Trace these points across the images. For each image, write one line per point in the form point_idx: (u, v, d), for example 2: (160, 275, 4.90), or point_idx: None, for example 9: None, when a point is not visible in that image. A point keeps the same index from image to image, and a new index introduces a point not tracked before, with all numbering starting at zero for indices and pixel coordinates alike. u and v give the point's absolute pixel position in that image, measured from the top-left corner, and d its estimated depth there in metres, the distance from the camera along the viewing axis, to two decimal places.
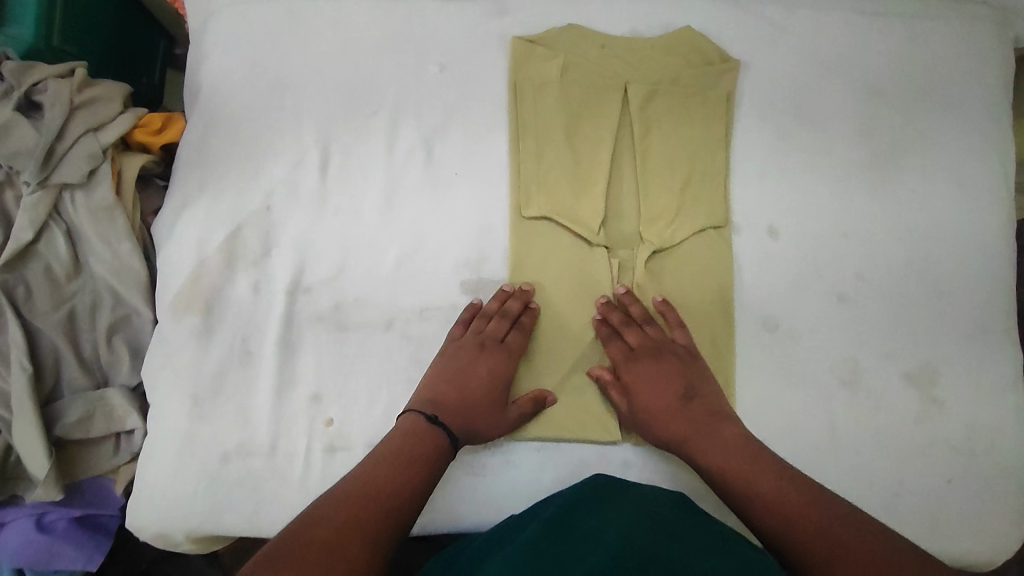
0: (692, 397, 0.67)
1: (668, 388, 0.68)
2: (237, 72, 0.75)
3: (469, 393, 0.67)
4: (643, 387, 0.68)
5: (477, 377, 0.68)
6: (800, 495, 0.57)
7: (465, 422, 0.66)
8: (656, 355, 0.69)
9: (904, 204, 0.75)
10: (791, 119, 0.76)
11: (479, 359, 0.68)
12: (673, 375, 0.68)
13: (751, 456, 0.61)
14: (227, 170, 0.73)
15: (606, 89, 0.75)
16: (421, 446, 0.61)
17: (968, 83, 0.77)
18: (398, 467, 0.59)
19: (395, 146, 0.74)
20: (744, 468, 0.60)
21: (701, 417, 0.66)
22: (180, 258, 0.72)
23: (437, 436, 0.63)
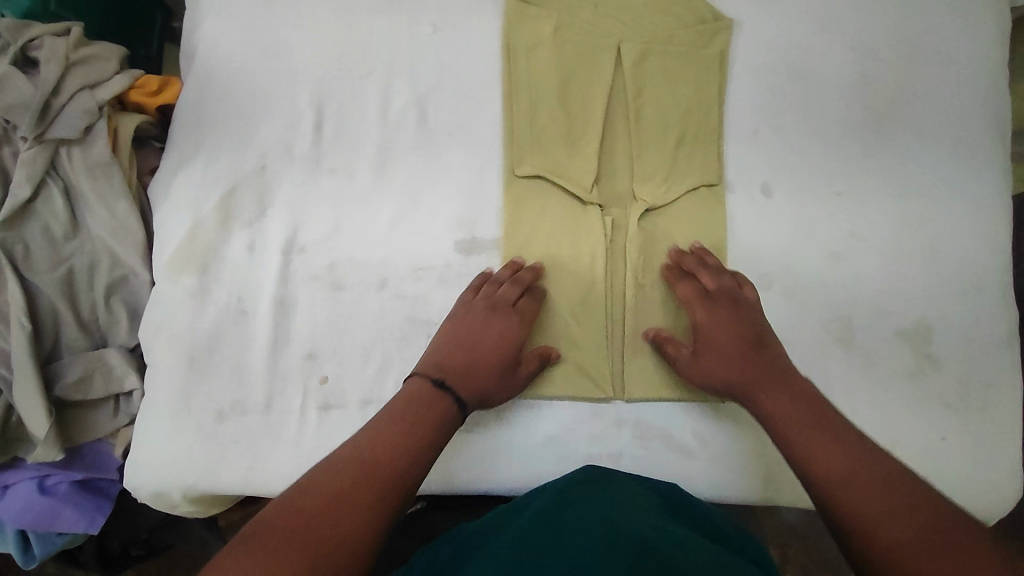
0: (761, 346, 0.65)
1: (737, 334, 0.66)
2: (234, 34, 0.75)
3: (481, 352, 0.66)
4: (717, 323, 0.66)
5: (489, 338, 0.66)
6: (846, 449, 0.54)
7: (475, 381, 0.64)
8: (735, 303, 0.67)
9: (895, 162, 0.76)
10: (782, 79, 0.77)
11: (489, 322, 0.67)
12: (750, 322, 0.66)
13: (810, 411, 0.59)
14: (224, 131, 0.74)
15: (599, 48, 0.76)
16: (425, 405, 0.59)
17: (962, 42, 0.78)
18: (403, 427, 0.57)
19: (389, 107, 0.75)
20: (802, 421, 0.58)
21: (768, 366, 0.63)
22: (175, 218, 0.72)
23: (444, 399, 0.61)
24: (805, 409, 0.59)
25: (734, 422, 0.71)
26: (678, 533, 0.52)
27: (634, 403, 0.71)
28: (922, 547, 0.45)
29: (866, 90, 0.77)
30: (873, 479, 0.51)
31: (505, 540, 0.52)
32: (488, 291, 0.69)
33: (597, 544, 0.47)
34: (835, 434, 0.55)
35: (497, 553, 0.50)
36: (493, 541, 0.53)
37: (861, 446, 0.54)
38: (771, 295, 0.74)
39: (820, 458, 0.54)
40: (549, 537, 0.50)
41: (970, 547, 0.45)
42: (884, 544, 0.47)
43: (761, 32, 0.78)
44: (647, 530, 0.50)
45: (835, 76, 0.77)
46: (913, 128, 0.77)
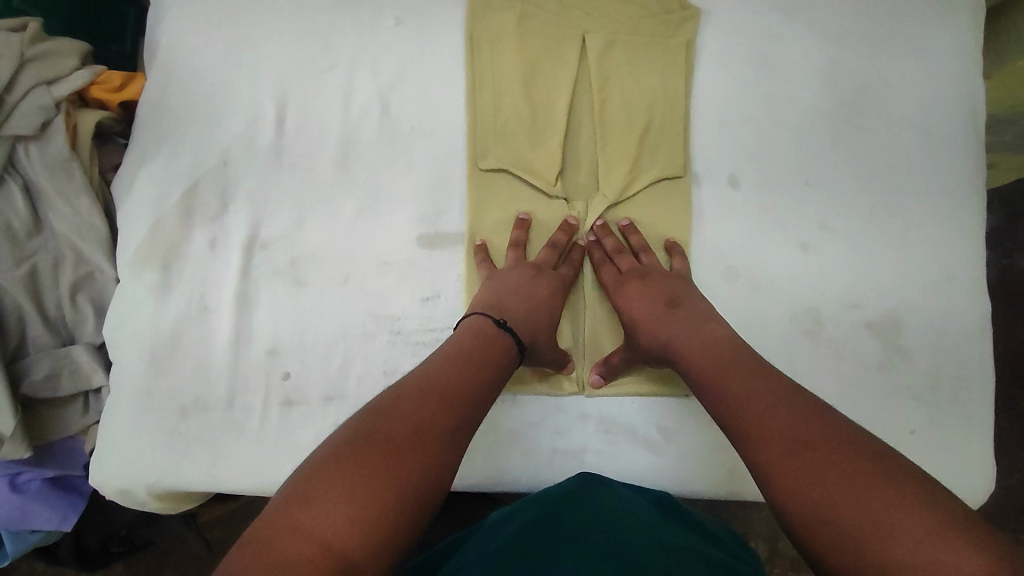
0: (678, 305, 0.66)
1: (656, 300, 0.67)
2: (195, 30, 0.76)
3: (533, 306, 0.67)
4: (633, 300, 0.68)
5: (541, 293, 0.68)
6: (756, 391, 0.55)
7: (530, 328, 0.65)
8: (644, 277, 0.69)
9: (865, 153, 0.75)
10: (749, 69, 0.76)
11: (537, 279, 0.69)
12: (661, 288, 0.68)
13: (724, 354, 0.60)
14: (186, 126, 0.74)
15: (564, 39, 0.76)
16: (485, 346, 0.61)
17: (932, 29, 0.77)
18: (457, 363, 0.58)
19: (351, 100, 0.75)
20: (716, 368, 0.59)
21: (683, 318, 0.65)
22: (138, 214, 0.72)
23: (505, 340, 0.62)
24: (720, 354, 0.60)
25: (698, 416, 0.70)
26: (656, 529, 0.53)
27: (597, 398, 0.71)
28: (820, 480, 0.46)
29: (834, 78, 0.76)
30: (781, 416, 0.52)
31: (495, 551, 0.51)
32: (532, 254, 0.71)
33: (592, 547, 0.48)
34: (744, 377, 0.57)
35: (489, 561, 0.49)
36: (476, 552, 0.53)
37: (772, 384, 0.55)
38: (739, 287, 0.73)
39: (734, 406, 0.55)
40: (539, 546, 0.50)
41: (864, 474, 0.46)
42: (788, 483, 0.48)
43: (727, 21, 0.77)
44: (636, 532, 0.51)
45: (803, 65, 0.76)
46: (882, 117, 0.76)
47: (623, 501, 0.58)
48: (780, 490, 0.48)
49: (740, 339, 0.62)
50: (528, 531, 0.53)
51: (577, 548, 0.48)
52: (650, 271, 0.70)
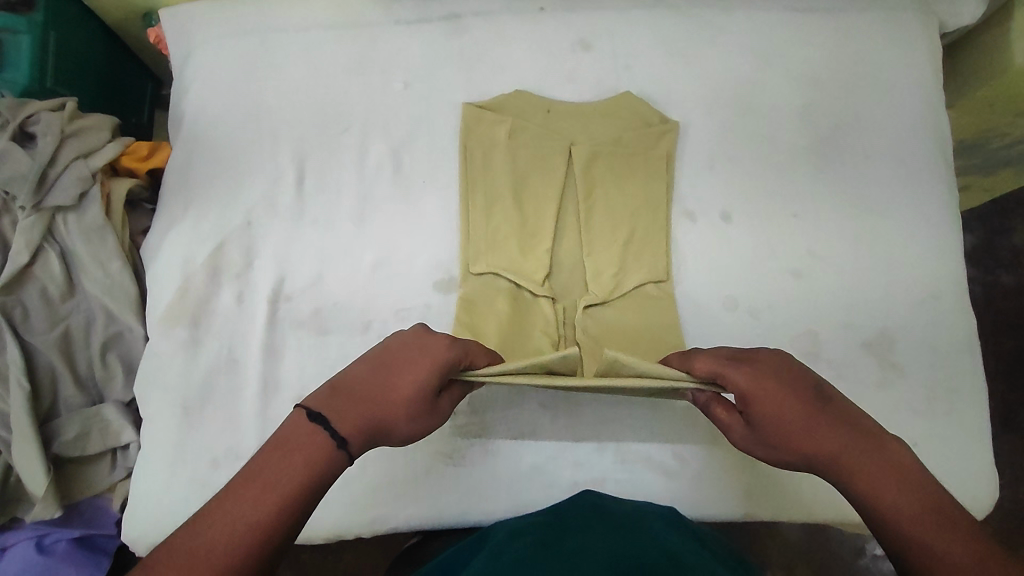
0: (823, 405, 0.53)
1: (796, 395, 0.54)
2: (218, 101, 0.82)
3: (392, 380, 0.54)
4: (767, 393, 0.54)
5: (407, 364, 0.54)
6: (956, 541, 0.45)
7: (371, 409, 0.52)
8: (766, 365, 0.56)
9: (845, 182, 0.82)
10: (731, 113, 0.83)
11: (410, 350, 0.55)
12: (793, 379, 0.55)
13: (905, 484, 0.49)
14: (212, 190, 0.79)
15: (551, 153, 0.81)
16: (305, 445, 0.49)
17: (896, 70, 0.85)
18: (265, 509, 0.45)
19: (365, 159, 0.80)
20: (919, 522, 0.47)
21: (839, 428, 0.52)
22: (169, 276, 0.77)
23: (322, 435, 0.49)
24: (906, 493, 0.48)
25: (707, 438, 0.73)
26: (661, 545, 0.54)
27: (614, 428, 0.74)
28: None
29: (811, 117, 0.83)
30: None
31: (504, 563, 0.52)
32: (430, 331, 0.58)
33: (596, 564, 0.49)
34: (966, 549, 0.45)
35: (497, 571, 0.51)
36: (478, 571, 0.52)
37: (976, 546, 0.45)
38: (737, 315, 0.77)
39: (937, 561, 0.45)
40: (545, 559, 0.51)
41: None
42: None
43: (708, 69, 0.84)
44: (648, 554, 0.51)
45: (781, 107, 0.83)
46: (859, 149, 0.83)
47: (630, 520, 0.59)
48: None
49: (920, 467, 0.50)
50: (538, 548, 0.54)
51: (585, 565, 0.49)
52: (763, 356, 0.57)
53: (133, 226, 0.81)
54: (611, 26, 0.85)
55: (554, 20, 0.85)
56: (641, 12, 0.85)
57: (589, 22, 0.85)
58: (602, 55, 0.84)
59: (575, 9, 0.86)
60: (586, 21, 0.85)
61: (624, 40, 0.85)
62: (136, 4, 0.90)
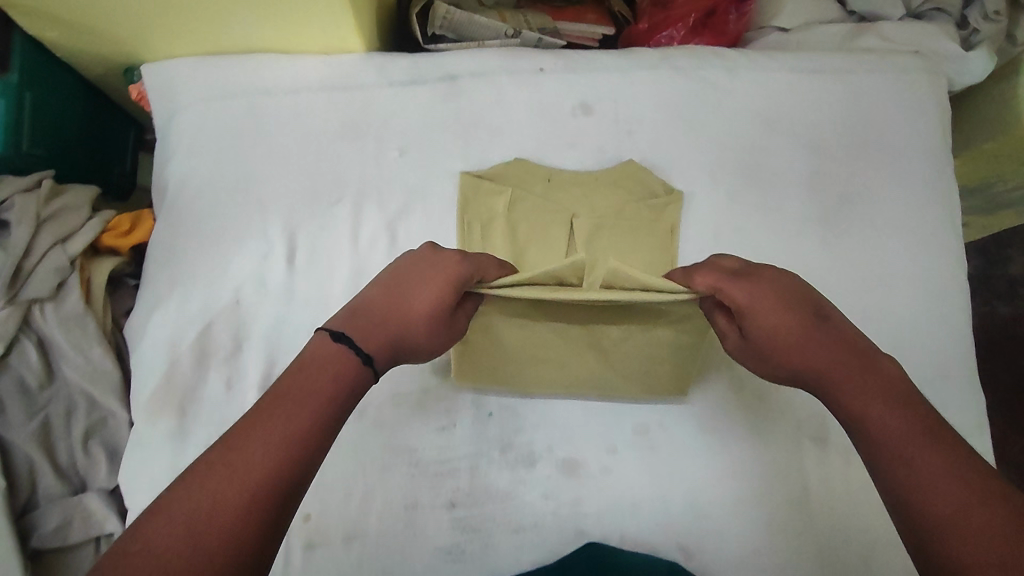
0: (822, 321, 0.52)
1: (794, 313, 0.52)
2: (204, 169, 0.78)
3: (408, 302, 0.54)
4: (762, 310, 0.53)
5: (423, 287, 0.55)
6: (948, 484, 0.42)
7: (390, 325, 0.53)
8: (768, 283, 0.54)
9: (853, 252, 0.79)
10: (738, 180, 0.81)
11: (425, 276, 0.55)
12: (794, 296, 0.54)
13: (903, 411, 0.46)
14: (197, 267, 0.75)
15: (552, 225, 0.78)
16: (330, 363, 0.48)
17: (904, 135, 0.83)
18: (296, 426, 0.43)
19: (359, 231, 0.77)
20: (901, 437, 0.45)
21: (834, 344, 0.50)
22: (154, 360, 0.73)
23: (346, 355, 0.49)
24: (903, 423, 0.45)
25: (717, 528, 0.71)
26: None
27: (619, 519, 0.71)
28: None
29: (819, 186, 0.81)
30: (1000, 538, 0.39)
31: None
32: (440, 249, 0.58)
33: None
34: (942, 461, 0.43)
35: None
36: None
37: (974, 493, 0.41)
38: (743, 395, 0.76)
39: (909, 466, 0.43)
40: None
41: None
42: None
43: (713, 134, 0.82)
44: None
45: (787, 175, 0.81)
46: (867, 219, 0.81)
47: None
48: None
49: (913, 387, 0.48)
50: None
51: None
52: (766, 275, 0.55)
53: (116, 305, 0.77)
54: (613, 89, 0.82)
55: (554, 81, 0.82)
56: (644, 74, 0.82)
57: (591, 85, 0.82)
58: (605, 121, 0.81)
59: (578, 69, 0.82)
60: (587, 84, 0.82)
61: (627, 104, 0.82)
62: (117, 59, 0.85)
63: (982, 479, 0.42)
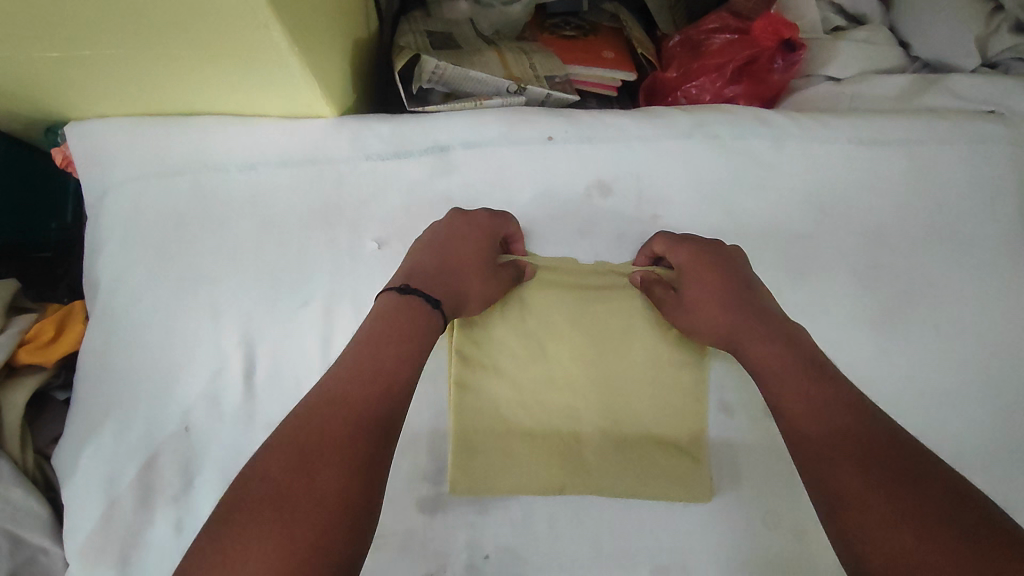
0: (748, 290, 0.60)
1: (722, 279, 0.60)
2: (146, 264, 0.66)
3: (451, 259, 0.59)
4: (693, 272, 0.61)
5: (465, 242, 0.61)
6: (834, 439, 0.47)
7: (442, 283, 0.57)
8: (709, 261, 0.61)
9: (917, 362, 0.67)
10: (783, 276, 0.68)
11: (463, 236, 0.61)
12: (729, 271, 0.61)
13: (812, 380, 0.51)
14: (139, 385, 0.63)
15: (564, 314, 0.66)
16: (393, 315, 0.52)
17: (975, 220, 0.71)
18: (387, 360, 0.49)
19: (331, 339, 0.65)
20: (799, 381, 0.52)
21: (750, 307, 0.58)
22: (87, 501, 0.61)
23: (411, 304, 0.53)
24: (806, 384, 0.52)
25: None
26: None
27: None
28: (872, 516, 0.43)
29: (876, 282, 0.69)
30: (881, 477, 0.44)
31: None
32: (466, 211, 0.63)
33: None
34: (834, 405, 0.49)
35: None
36: None
37: (857, 438, 0.47)
38: (781, 535, 0.63)
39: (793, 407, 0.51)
40: None
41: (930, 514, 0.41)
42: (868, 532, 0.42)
43: (752, 217, 0.69)
44: None
45: (840, 269, 0.69)
46: (933, 322, 0.69)
47: None
48: (857, 546, 0.42)
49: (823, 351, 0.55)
50: None
51: None
52: (704, 250, 0.62)
53: (41, 435, 0.66)
54: (634, 164, 0.69)
55: (565, 154, 0.69)
56: (673, 145, 0.69)
57: (608, 159, 0.69)
58: (625, 203, 0.69)
59: (593, 139, 0.69)
60: (603, 158, 0.69)
61: (651, 182, 0.69)
62: (36, 119, 0.70)
63: (871, 429, 0.47)
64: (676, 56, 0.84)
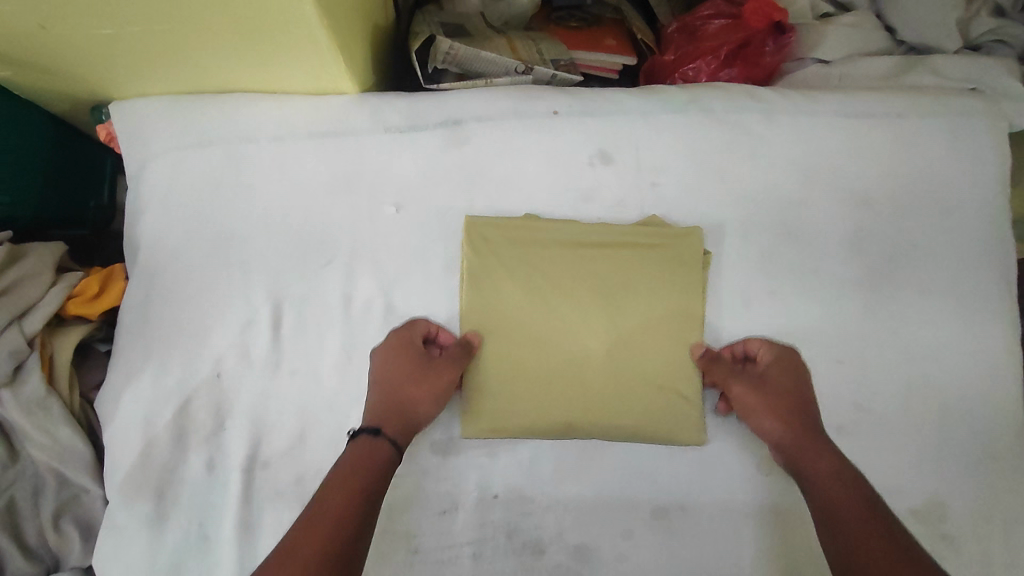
0: (803, 404, 0.65)
1: (786, 392, 0.66)
2: (183, 227, 0.71)
3: (381, 389, 0.65)
4: (766, 382, 0.67)
5: (384, 373, 0.65)
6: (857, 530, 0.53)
7: (390, 411, 0.63)
8: (774, 382, 0.67)
9: (894, 320, 0.73)
10: (773, 240, 0.74)
11: (383, 364, 0.66)
12: (786, 383, 0.67)
13: (846, 483, 0.57)
14: (175, 336, 0.69)
15: (569, 272, 0.71)
16: (368, 452, 0.58)
17: (957, 188, 0.75)
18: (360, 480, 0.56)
19: (352, 297, 0.70)
20: (836, 483, 0.57)
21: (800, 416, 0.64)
22: (127, 440, 0.67)
23: (369, 441, 0.59)
24: (845, 486, 0.57)
25: None
26: None
27: None
28: None
29: (860, 246, 0.74)
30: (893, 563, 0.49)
31: None
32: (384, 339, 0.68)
33: None
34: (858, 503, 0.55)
35: None
36: None
37: (881, 532, 0.52)
38: (768, 475, 0.68)
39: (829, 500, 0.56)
40: None
41: None
42: None
43: (744, 184, 0.74)
44: None
45: (826, 234, 0.74)
46: (914, 282, 0.74)
47: None
48: None
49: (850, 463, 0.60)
50: None
51: None
52: (774, 374, 0.68)
53: (84, 380, 0.71)
54: (633, 136, 0.74)
55: (570, 127, 0.74)
56: (671, 120, 0.74)
57: (610, 131, 0.74)
58: (625, 172, 0.74)
59: (595, 113, 0.74)
60: (605, 130, 0.74)
61: (650, 152, 0.74)
62: (82, 98, 0.77)
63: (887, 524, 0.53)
64: (673, 41, 0.89)
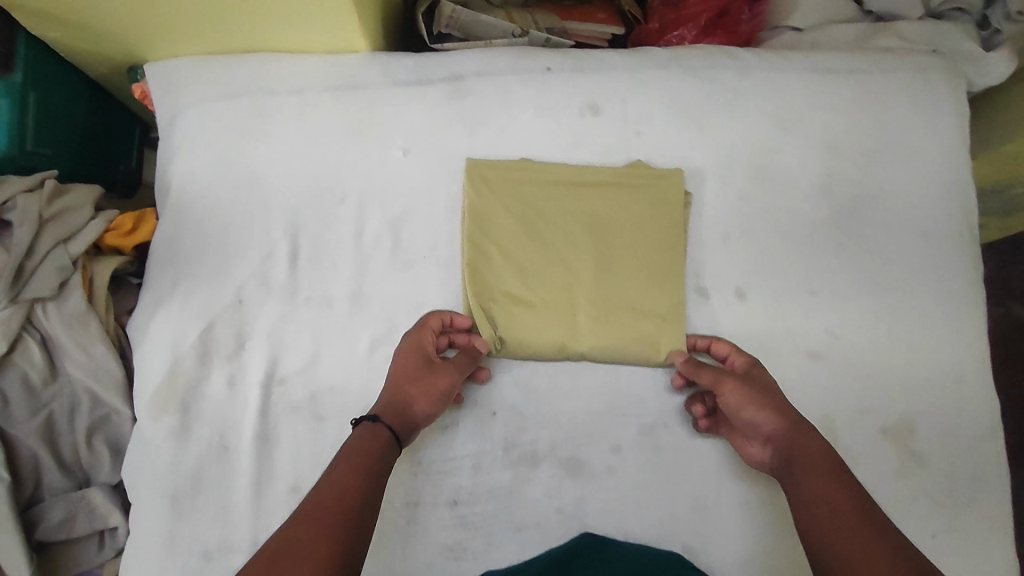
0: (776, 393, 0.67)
1: (760, 383, 0.68)
2: (208, 169, 0.78)
3: (393, 379, 0.67)
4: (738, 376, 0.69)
5: (399, 366, 0.68)
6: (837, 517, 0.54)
7: (397, 407, 0.65)
8: (749, 376, 0.69)
9: (863, 256, 0.79)
10: (749, 183, 0.80)
11: (400, 357, 0.69)
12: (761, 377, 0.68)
13: (821, 469, 0.58)
14: (201, 266, 0.75)
15: (560, 208, 0.77)
16: (366, 445, 0.60)
17: (921, 135, 0.81)
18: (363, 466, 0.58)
19: (363, 232, 0.77)
20: (815, 469, 0.59)
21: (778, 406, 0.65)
22: (156, 359, 0.73)
23: (375, 433, 0.61)
24: (827, 471, 0.58)
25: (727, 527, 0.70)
26: None
27: (619, 517, 0.70)
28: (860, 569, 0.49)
29: (831, 189, 0.80)
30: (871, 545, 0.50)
31: None
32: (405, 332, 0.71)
33: None
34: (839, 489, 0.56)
35: None
36: None
37: (862, 515, 0.53)
38: None
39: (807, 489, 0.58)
40: None
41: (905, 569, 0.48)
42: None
43: (723, 133, 0.81)
44: None
45: (798, 178, 0.80)
46: (881, 221, 0.80)
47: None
48: None
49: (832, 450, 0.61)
50: None
51: None
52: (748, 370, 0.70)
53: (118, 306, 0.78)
54: (621, 89, 0.81)
55: (562, 81, 0.81)
56: (654, 74, 0.81)
57: (599, 85, 0.81)
58: (612, 122, 0.81)
59: (585, 70, 0.81)
60: (594, 84, 0.81)
61: (635, 104, 0.81)
62: (118, 59, 0.84)
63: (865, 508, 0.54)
64: (657, 11, 0.97)
